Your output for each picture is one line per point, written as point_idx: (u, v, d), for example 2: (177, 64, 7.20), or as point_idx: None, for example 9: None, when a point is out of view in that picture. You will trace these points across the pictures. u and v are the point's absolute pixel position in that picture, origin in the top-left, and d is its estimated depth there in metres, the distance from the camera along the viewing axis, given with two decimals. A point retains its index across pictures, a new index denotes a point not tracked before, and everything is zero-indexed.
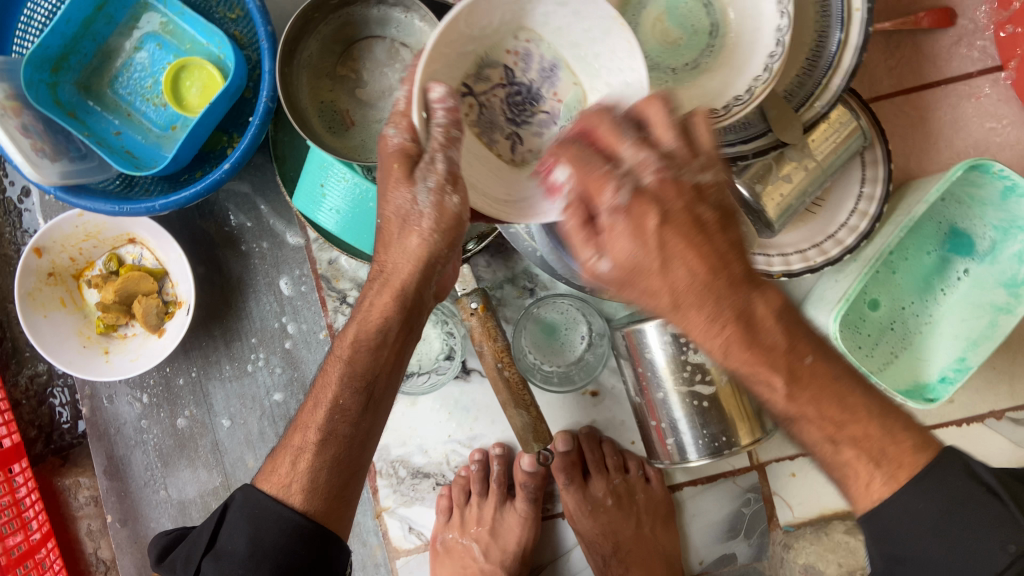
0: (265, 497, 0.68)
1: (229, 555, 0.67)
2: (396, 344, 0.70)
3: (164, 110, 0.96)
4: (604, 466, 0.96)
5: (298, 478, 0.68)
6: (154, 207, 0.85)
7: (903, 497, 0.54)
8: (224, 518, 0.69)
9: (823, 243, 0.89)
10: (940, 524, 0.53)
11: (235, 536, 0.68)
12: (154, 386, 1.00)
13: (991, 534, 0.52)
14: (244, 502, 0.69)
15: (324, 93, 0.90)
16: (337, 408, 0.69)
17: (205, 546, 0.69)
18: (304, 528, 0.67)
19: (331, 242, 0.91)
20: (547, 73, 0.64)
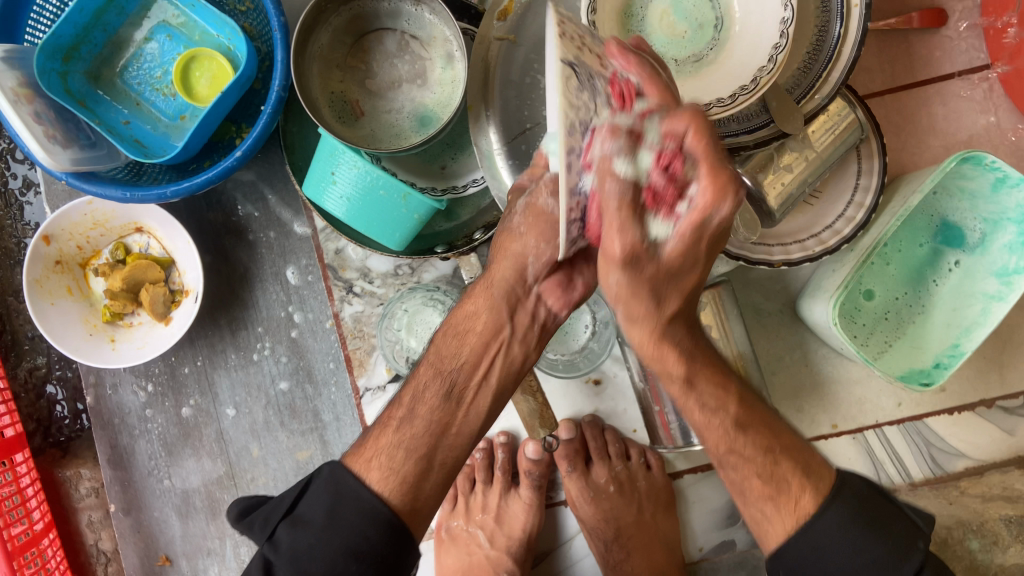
0: (350, 477, 0.70)
1: (306, 523, 0.68)
2: (484, 333, 0.74)
3: (173, 100, 0.97)
4: (607, 454, 0.97)
5: (378, 456, 0.70)
6: (165, 193, 0.86)
7: (828, 512, 0.71)
8: (306, 490, 0.71)
9: (821, 233, 0.92)
10: (860, 535, 0.70)
11: (315, 507, 0.69)
12: (159, 375, 1.00)
13: (902, 541, 0.70)
14: (331, 477, 0.70)
15: (334, 83, 0.92)
16: (421, 394, 0.73)
17: (286, 510, 0.70)
18: (379, 512, 0.68)
19: (340, 230, 0.92)
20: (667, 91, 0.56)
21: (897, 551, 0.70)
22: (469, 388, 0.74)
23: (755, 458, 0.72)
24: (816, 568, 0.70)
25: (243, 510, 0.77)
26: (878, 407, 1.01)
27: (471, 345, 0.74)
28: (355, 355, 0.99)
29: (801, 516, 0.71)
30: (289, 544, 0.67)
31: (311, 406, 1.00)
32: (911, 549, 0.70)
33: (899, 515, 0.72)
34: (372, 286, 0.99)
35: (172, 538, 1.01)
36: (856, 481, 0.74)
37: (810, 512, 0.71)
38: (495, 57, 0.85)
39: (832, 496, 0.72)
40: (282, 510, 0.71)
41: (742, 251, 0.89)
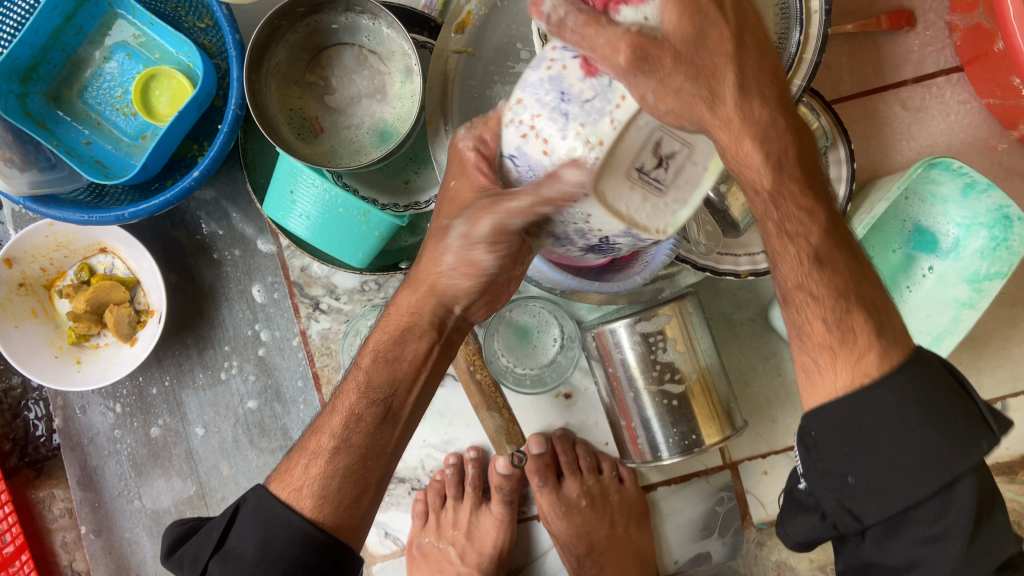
0: (279, 503, 0.68)
1: (237, 559, 0.66)
2: (417, 357, 0.69)
3: (134, 119, 0.96)
4: (578, 468, 0.96)
5: (311, 481, 0.68)
6: (124, 215, 0.86)
7: (887, 382, 0.57)
8: (234, 521, 0.68)
9: None
10: (918, 421, 0.56)
11: (245, 540, 0.67)
12: (127, 396, 1.00)
13: (970, 436, 0.55)
14: (258, 505, 0.68)
15: (293, 100, 0.91)
16: (354, 421, 0.69)
17: (214, 546, 0.68)
18: (314, 536, 0.66)
19: (303, 249, 0.92)
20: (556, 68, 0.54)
21: (955, 443, 0.55)
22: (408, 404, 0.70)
23: (826, 299, 0.60)
24: (862, 454, 0.57)
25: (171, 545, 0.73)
26: None
27: (405, 371, 0.69)
28: (323, 372, 0.98)
29: (862, 378, 0.58)
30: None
31: (280, 423, 0.99)
32: (971, 447, 0.55)
33: (969, 408, 0.56)
34: (339, 302, 0.98)
35: (144, 558, 1.01)
36: (932, 362, 0.59)
37: (875, 373, 0.58)
38: (453, 70, 0.84)
39: (888, 372, 0.58)
40: (209, 546, 0.68)
41: (708, 263, 0.86)
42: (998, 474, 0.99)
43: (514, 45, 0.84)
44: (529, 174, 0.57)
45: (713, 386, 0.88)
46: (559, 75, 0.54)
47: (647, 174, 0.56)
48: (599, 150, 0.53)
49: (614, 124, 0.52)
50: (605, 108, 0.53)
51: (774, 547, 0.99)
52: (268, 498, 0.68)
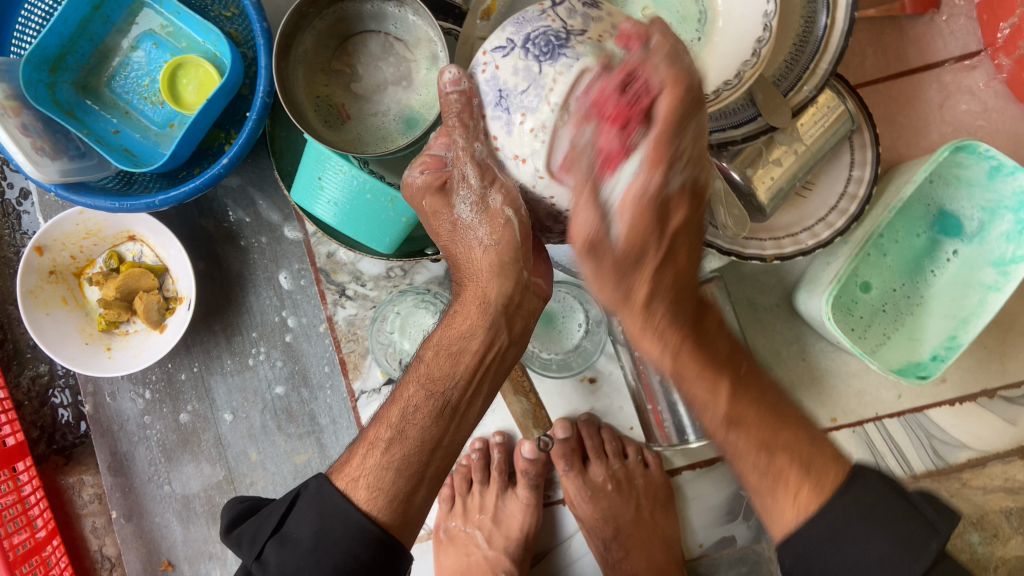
0: (337, 495, 0.70)
1: (294, 543, 0.67)
2: (478, 355, 0.73)
3: (162, 108, 0.97)
4: (603, 452, 0.97)
5: (366, 472, 0.70)
6: (154, 202, 0.87)
7: (833, 504, 0.63)
8: (294, 506, 0.70)
9: (814, 226, 0.90)
10: (869, 530, 0.61)
11: (303, 526, 0.68)
12: (156, 382, 1.01)
13: (915, 537, 0.60)
14: (318, 493, 0.70)
15: (319, 88, 0.91)
16: (410, 414, 0.72)
17: (273, 529, 0.69)
18: (368, 529, 0.68)
19: (329, 235, 0.92)
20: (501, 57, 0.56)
21: (906, 548, 0.60)
22: (464, 402, 0.73)
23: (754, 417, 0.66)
24: (826, 555, 0.62)
25: (230, 524, 0.77)
26: (878, 400, 1.00)
27: (467, 364, 0.72)
28: (350, 359, 0.99)
29: (806, 510, 0.63)
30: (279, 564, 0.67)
31: (307, 409, 1.00)
32: (921, 549, 0.60)
33: (909, 511, 0.62)
34: (365, 289, 0.99)
35: (174, 542, 1.02)
36: (872, 481, 0.63)
37: (814, 505, 0.63)
38: (479, 57, 0.84)
39: (853, 477, 0.64)
40: (270, 528, 0.70)
41: (733, 247, 0.87)
42: None
43: None
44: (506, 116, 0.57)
45: None
46: (497, 75, 0.57)
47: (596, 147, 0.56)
48: (544, 135, 0.55)
49: (551, 109, 0.54)
50: (540, 95, 0.54)
51: None
52: (329, 487, 0.70)
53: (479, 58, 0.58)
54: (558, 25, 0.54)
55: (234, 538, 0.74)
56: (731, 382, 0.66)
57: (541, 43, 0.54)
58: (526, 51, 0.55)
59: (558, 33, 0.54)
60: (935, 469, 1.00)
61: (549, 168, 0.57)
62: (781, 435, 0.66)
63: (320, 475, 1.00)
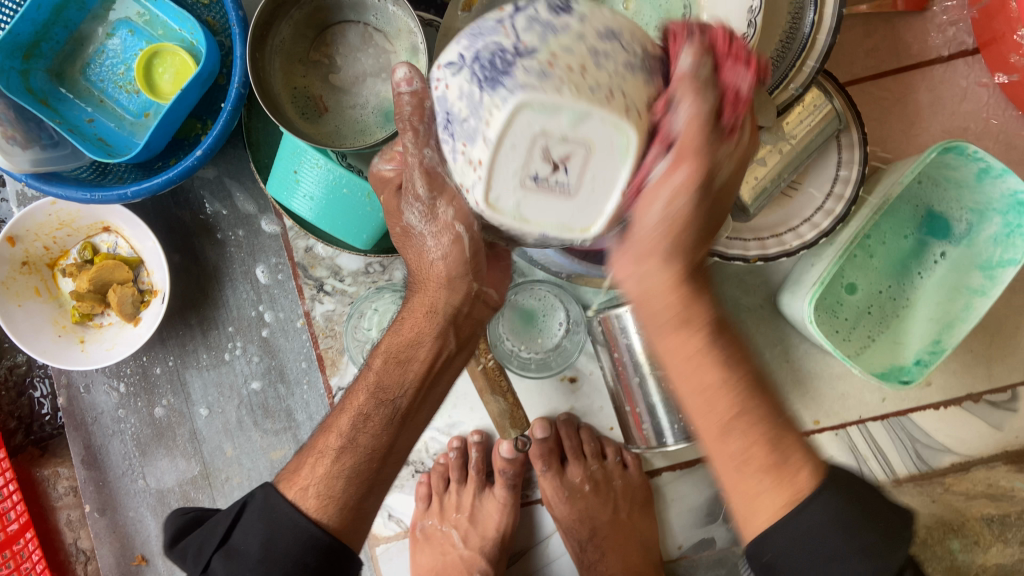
0: (283, 503, 0.69)
1: (241, 555, 0.67)
2: (427, 362, 0.71)
3: (137, 97, 0.95)
4: (582, 453, 0.95)
5: (316, 480, 0.69)
6: (126, 193, 0.85)
7: (823, 504, 0.55)
8: (240, 517, 0.70)
9: (799, 227, 0.89)
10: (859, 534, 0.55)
11: (250, 537, 0.68)
12: (131, 375, 0.99)
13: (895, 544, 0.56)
14: (264, 505, 0.69)
15: (297, 78, 0.89)
16: (362, 422, 0.71)
17: (220, 540, 0.69)
18: (320, 539, 0.67)
19: (307, 229, 0.92)
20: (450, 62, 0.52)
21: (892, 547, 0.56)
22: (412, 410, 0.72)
23: None
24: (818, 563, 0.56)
25: (174, 538, 0.76)
26: (862, 402, 0.99)
27: (415, 373, 0.71)
28: (327, 355, 0.98)
29: (857, 551, 0.54)
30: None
31: (284, 405, 0.99)
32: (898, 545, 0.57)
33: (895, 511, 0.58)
34: (343, 284, 0.98)
35: (148, 537, 1.01)
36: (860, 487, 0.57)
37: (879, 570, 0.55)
38: None
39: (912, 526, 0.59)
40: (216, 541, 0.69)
41: (715, 247, 0.85)
42: (1007, 463, 0.98)
43: None
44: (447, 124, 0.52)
45: None
46: (447, 94, 0.52)
47: (545, 181, 0.50)
48: (480, 168, 0.50)
49: (485, 143, 0.49)
50: (477, 127, 0.49)
51: None
52: (274, 499, 0.69)
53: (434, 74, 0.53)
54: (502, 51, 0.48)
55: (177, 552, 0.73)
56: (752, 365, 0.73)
57: (486, 68, 0.49)
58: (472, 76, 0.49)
59: (504, 56, 0.48)
60: (918, 473, 0.99)
61: (487, 198, 0.51)
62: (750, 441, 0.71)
63: None
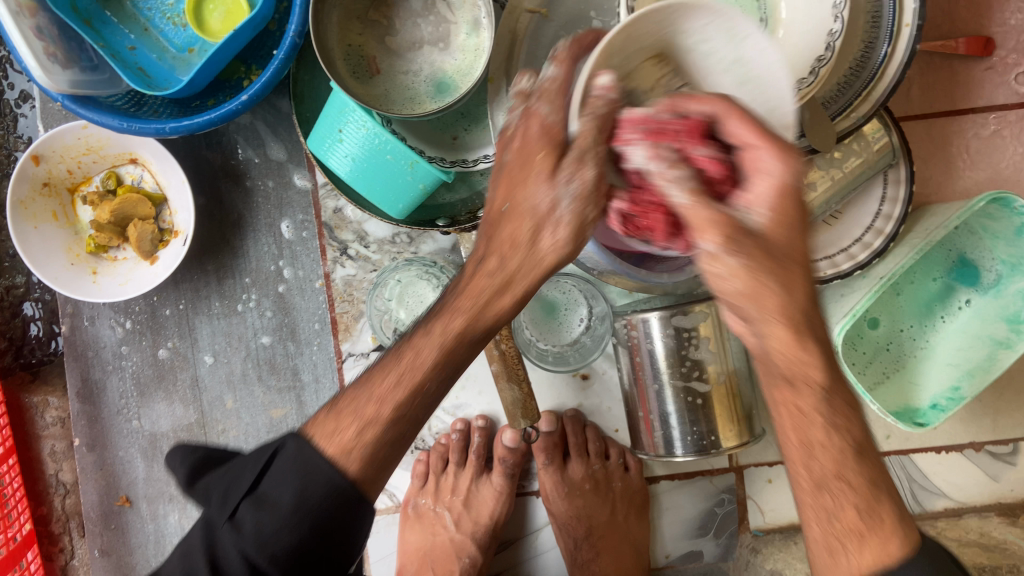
0: (317, 455, 0.56)
1: (272, 505, 0.55)
2: None
3: (184, 31, 0.92)
4: (585, 451, 0.95)
5: (363, 446, 0.56)
6: (164, 129, 0.83)
7: None
8: (271, 463, 0.57)
9: (836, 256, 0.88)
10: None
11: (282, 488, 0.55)
12: (139, 314, 0.97)
13: None
14: (295, 452, 0.56)
15: (353, 36, 0.87)
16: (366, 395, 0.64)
17: (248, 485, 0.56)
18: (349, 493, 0.56)
19: (342, 190, 0.90)
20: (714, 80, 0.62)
21: None
22: None
23: None
24: None
25: (188, 475, 0.63)
26: None
27: None
28: (342, 319, 0.97)
29: None
30: (254, 526, 0.54)
31: (290, 364, 0.97)
32: None
33: None
34: (368, 252, 0.97)
35: (135, 479, 0.99)
36: None
37: None
38: (523, 29, 0.84)
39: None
40: (248, 479, 0.57)
41: None
42: (999, 515, 0.99)
43: (586, 14, 0.85)
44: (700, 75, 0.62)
45: (738, 391, 0.87)
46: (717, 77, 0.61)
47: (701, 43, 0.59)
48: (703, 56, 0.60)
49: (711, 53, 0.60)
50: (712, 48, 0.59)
51: (768, 555, 0.96)
52: (309, 448, 0.56)
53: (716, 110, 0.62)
54: (681, 85, 0.62)
55: (198, 493, 0.61)
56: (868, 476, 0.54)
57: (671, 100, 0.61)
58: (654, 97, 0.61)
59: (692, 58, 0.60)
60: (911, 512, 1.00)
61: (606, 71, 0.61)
62: None
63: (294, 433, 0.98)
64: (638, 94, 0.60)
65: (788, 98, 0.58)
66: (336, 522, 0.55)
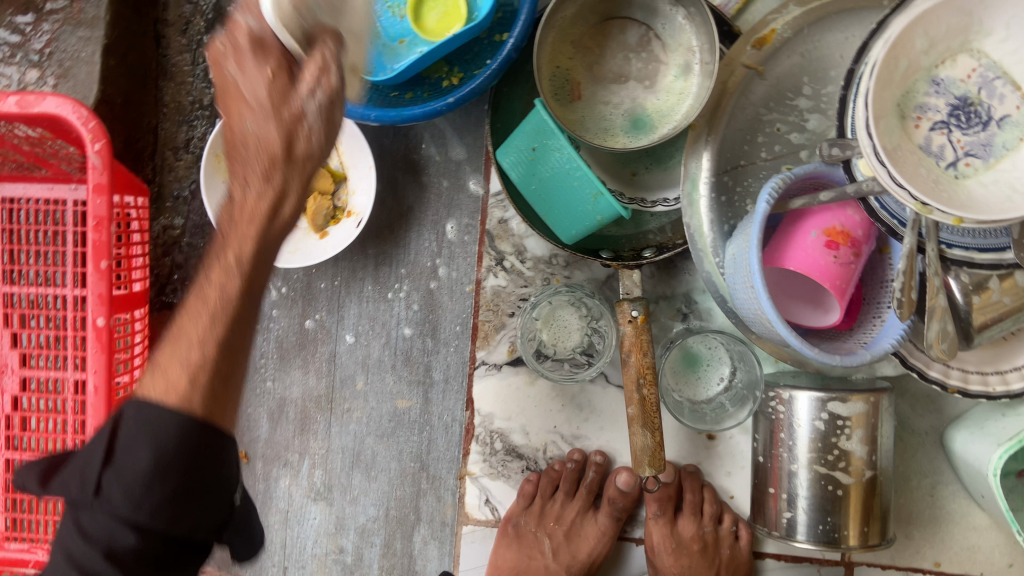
0: (152, 406, 0.51)
1: (127, 467, 0.50)
2: None
3: (399, 21, 0.92)
4: (699, 511, 0.94)
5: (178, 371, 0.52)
6: (369, 115, 0.85)
7: None
8: (117, 426, 0.52)
9: (1008, 372, 0.83)
10: None
11: (136, 449, 0.51)
12: (295, 282, 1.00)
13: None
14: (136, 415, 0.51)
15: (562, 58, 0.88)
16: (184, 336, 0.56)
17: (103, 454, 0.52)
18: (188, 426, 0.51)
19: (516, 203, 0.91)
20: (993, 134, 0.70)
21: None
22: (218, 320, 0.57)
23: None
24: None
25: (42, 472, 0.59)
26: (990, 562, 0.94)
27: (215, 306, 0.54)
28: (483, 327, 0.98)
29: None
30: (119, 491, 0.50)
31: (425, 359, 0.99)
32: None
33: None
34: (522, 266, 0.97)
35: (257, 438, 1.02)
36: None
37: None
38: (734, 84, 0.84)
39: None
40: (98, 456, 0.52)
41: (915, 364, 0.83)
42: None
43: (800, 79, 0.83)
44: (983, 143, 0.70)
45: (880, 492, 0.83)
46: (986, 143, 0.70)
47: (982, 118, 0.70)
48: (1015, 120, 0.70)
49: (995, 125, 0.70)
50: (993, 118, 0.70)
51: None
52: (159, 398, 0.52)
53: (966, 163, 0.70)
54: (986, 105, 0.70)
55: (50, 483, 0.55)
56: None
57: (966, 117, 0.71)
58: (950, 111, 0.70)
59: (978, 115, 0.70)
60: None
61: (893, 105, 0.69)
62: None
63: (415, 426, 0.99)
64: (946, 84, 0.70)
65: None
66: (201, 465, 0.52)
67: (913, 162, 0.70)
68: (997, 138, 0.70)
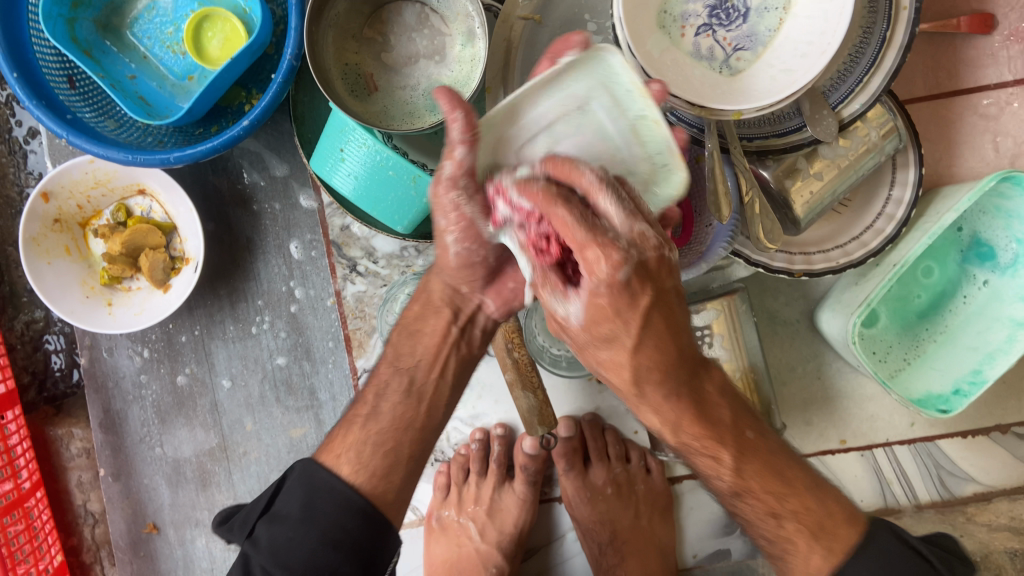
0: (322, 471, 0.67)
1: (282, 519, 0.65)
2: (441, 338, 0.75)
3: (183, 59, 0.93)
4: (606, 455, 0.95)
5: (349, 450, 0.69)
6: (169, 158, 0.82)
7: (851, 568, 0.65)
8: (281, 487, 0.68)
9: (847, 244, 0.87)
10: None
11: (291, 501, 0.66)
12: (156, 342, 0.98)
13: None
14: (304, 473, 0.67)
15: (348, 55, 0.88)
16: (383, 392, 0.73)
17: (264, 507, 0.68)
18: (354, 502, 0.65)
19: (346, 208, 0.90)
20: (753, 22, 0.72)
21: None
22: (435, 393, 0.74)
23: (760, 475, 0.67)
24: None
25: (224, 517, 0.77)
26: (891, 425, 0.97)
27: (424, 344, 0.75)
28: (355, 336, 0.97)
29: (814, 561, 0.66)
30: (269, 540, 0.64)
31: (307, 383, 0.98)
32: None
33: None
34: (377, 266, 0.97)
35: (161, 505, 1.00)
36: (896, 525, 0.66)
37: (847, 530, 0.65)
38: (518, 37, 0.84)
39: (862, 546, 0.67)
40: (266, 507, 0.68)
41: (760, 258, 0.85)
42: None
43: (581, 16, 0.84)
44: (745, 32, 0.72)
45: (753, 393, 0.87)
46: (749, 32, 0.72)
47: (740, 9, 0.73)
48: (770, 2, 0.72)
49: (754, 13, 0.72)
50: (749, 7, 0.72)
51: None
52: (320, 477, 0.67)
53: (736, 55, 0.73)
54: None
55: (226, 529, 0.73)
56: (734, 454, 0.67)
57: (726, 14, 0.73)
58: (709, 12, 0.73)
59: (736, 9, 0.73)
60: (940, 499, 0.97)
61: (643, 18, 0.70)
62: (788, 503, 0.67)
63: (315, 451, 0.98)
64: None
65: (818, 52, 0.67)
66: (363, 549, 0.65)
67: (685, 70, 0.71)
68: (757, 24, 0.72)
